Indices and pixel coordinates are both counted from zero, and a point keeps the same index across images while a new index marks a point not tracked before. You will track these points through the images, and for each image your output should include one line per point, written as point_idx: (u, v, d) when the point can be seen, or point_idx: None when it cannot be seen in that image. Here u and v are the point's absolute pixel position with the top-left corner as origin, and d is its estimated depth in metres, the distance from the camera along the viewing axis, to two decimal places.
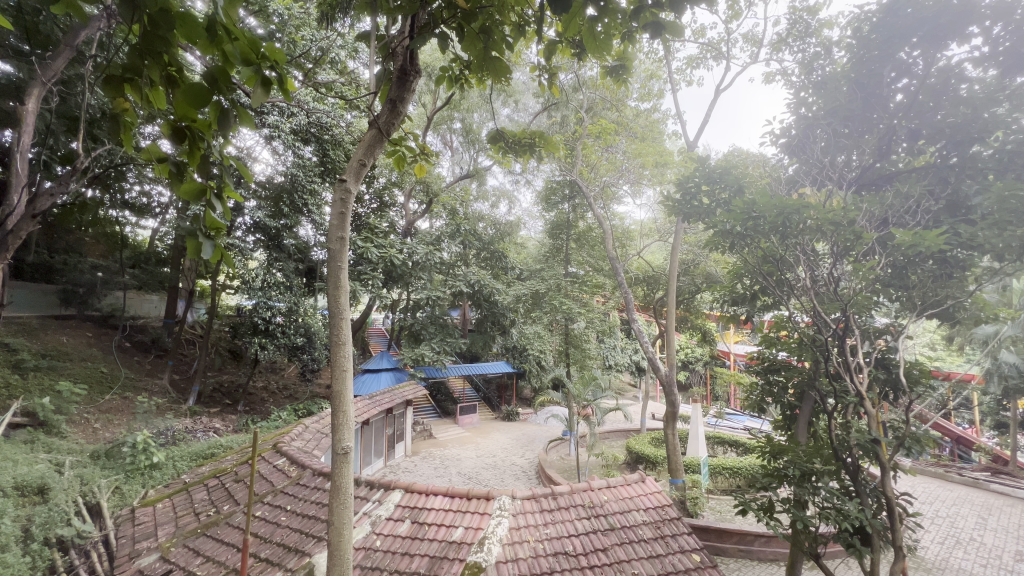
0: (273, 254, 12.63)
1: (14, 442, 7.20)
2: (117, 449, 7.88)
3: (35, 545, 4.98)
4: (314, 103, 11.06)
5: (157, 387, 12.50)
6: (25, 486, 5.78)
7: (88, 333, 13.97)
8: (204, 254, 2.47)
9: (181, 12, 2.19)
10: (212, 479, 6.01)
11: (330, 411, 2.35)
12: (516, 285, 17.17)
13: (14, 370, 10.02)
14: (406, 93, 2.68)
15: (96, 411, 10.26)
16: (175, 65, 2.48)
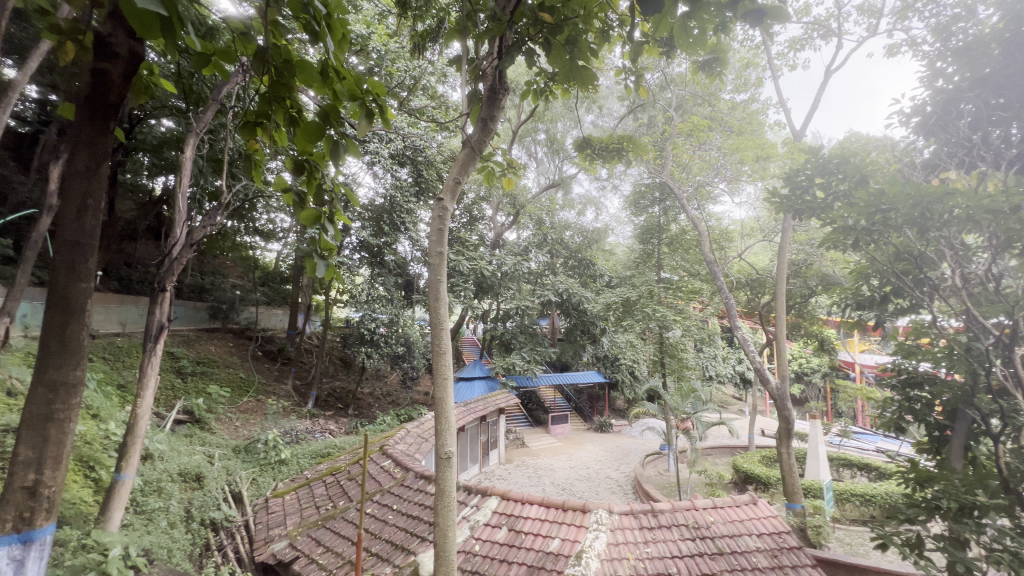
0: (376, 270, 13.73)
1: (179, 436, 8.58)
2: (254, 445, 9.05)
3: (195, 524, 5.86)
4: (409, 128, 11.90)
5: (283, 391, 14.13)
6: (187, 473, 6.84)
7: (230, 344, 16.23)
8: (319, 272, 2.80)
9: (299, 61, 2.50)
10: (329, 475, 6.63)
11: (433, 417, 2.47)
12: (606, 292, 16.86)
13: (177, 374, 11.97)
14: (496, 111, 2.79)
15: (238, 411, 11.81)
16: (295, 107, 2.83)
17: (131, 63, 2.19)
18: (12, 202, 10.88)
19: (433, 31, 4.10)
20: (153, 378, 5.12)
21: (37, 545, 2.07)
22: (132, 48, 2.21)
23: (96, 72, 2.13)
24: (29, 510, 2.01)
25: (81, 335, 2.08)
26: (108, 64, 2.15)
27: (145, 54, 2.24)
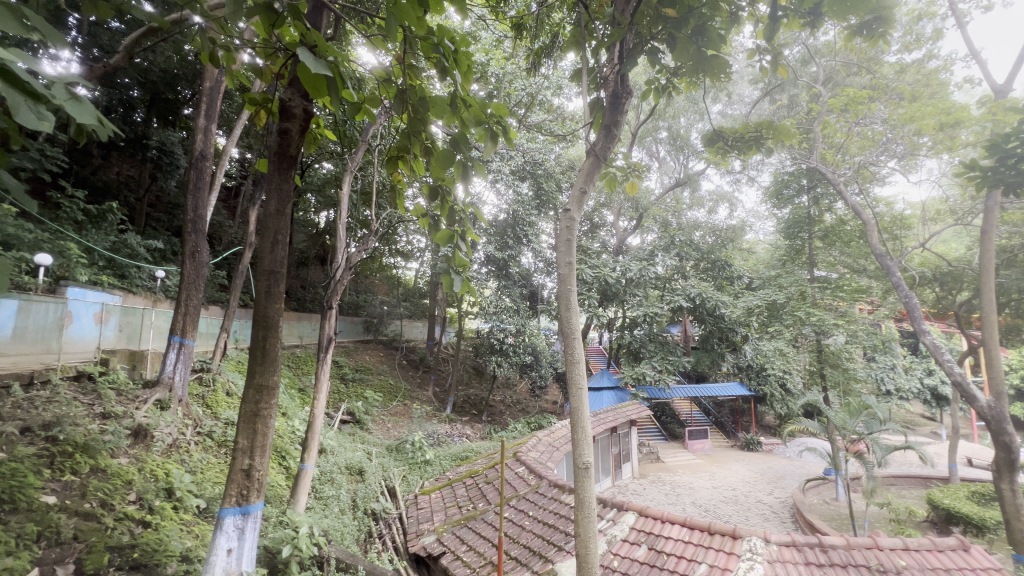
0: (503, 283, 14.37)
1: (344, 434, 9.89)
2: (403, 445, 10.07)
3: (360, 513, 6.67)
4: (528, 143, 12.30)
5: (425, 397, 15.47)
6: (352, 467, 7.85)
7: (381, 354, 18.35)
8: (455, 287, 3.05)
9: (432, 97, 2.79)
10: (468, 478, 7.06)
11: (569, 426, 2.50)
12: (746, 296, 15.32)
13: (341, 380, 13.90)
14: (619, 116, 2.75)
15: (389, 413, 13.20)
16: (429, 139, 3.15)
17: (304, 119, 2.68)
18: (225, 241, 13.78)
19: (548, 47, 4.20)
20: (325, 384, 5.99)
21: (253, 517, 2.53)
22: (305, 106, 2.69)
23: (281, 131, 2.63)
24: (247, 488, 2.49)
25: (276, 346, 2.55)
26: (288, 123, 2.65)
27: (313, 110, 2.71)
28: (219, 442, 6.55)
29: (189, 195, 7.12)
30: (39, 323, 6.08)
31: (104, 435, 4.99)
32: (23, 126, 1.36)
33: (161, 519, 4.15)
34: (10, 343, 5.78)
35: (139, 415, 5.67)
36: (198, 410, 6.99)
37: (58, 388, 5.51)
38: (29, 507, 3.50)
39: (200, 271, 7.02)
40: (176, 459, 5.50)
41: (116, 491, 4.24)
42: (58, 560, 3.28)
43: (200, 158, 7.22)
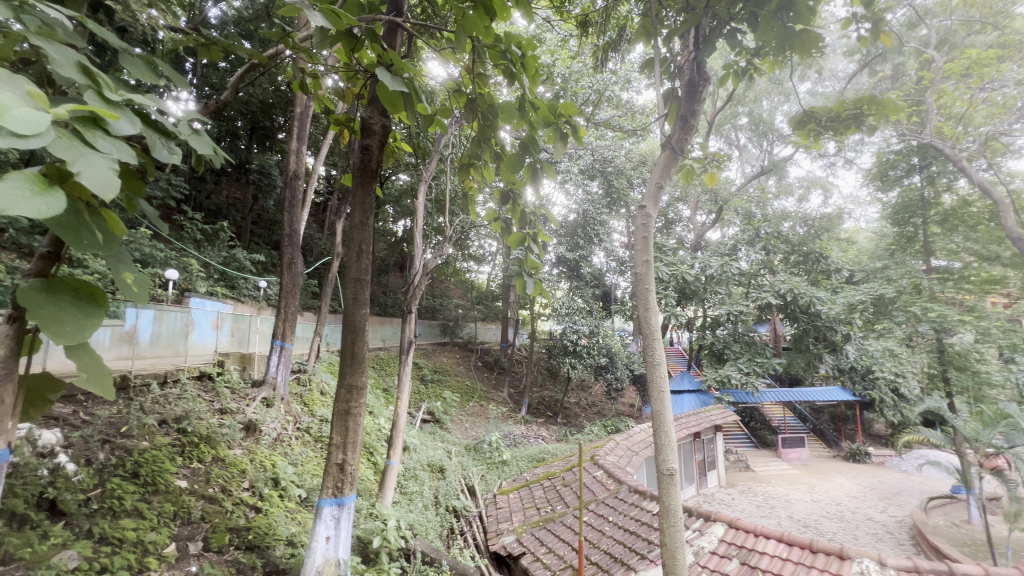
0: (575, 284, 14.24)
1: (425, 432, 10.32)
2: (481, 445, 10.29)
3: (442, 508, 6.89)
4: (597, 141, 12.11)
5: (501, 398, 15.75)
6: (433, 465, 8.14)
7: (458, 356, 18.95)
8: (527, 288, 3.08)
9: (501, 103, 2.84)
10: (546, 480, 7.07)
11: (652, 430, 2.40)
12: (846, 290, 13.87)
13: (422, 381, 14.56)
14: (696, 105, 2.63)
15: (466, 414, 13.56)
16: (498, 144, 3.22)
17: (383, 135, 2.87)
18: (317, 253, 15.01)
19: (615, 41, 4.09)
20: (407, 385, 6.29)
21: (347, 509, 2.72)
22: (383, 122, 2.88)
23: (363, 147, 2.84)
24: (342, 480, 2.70)
25: (363, 349, 2.75)
26: (369, 139, 2.85)
27: (391, 125, 2.89)
28: (316, 437, 7.14)
29: (286, 212, 7.85)
30: (172, 329, 6.94)
31: (222, 428, 5.61)
32: (161, 160, 1.60)
33: (271, 506, 4.61)
34: (151, 347, 6.60)
35: (249, 411, 6.33)
36: (297, 408, 7.66)
37: (185, 386, 6.31)
38: (166, 489, 4.04)
39: (296, 281, 7.70)
40: (281, 452, 6.07)
41: (233, 478, 4.76)
42: (189, 537, 3.74)
43: (294, 177, 7.92)
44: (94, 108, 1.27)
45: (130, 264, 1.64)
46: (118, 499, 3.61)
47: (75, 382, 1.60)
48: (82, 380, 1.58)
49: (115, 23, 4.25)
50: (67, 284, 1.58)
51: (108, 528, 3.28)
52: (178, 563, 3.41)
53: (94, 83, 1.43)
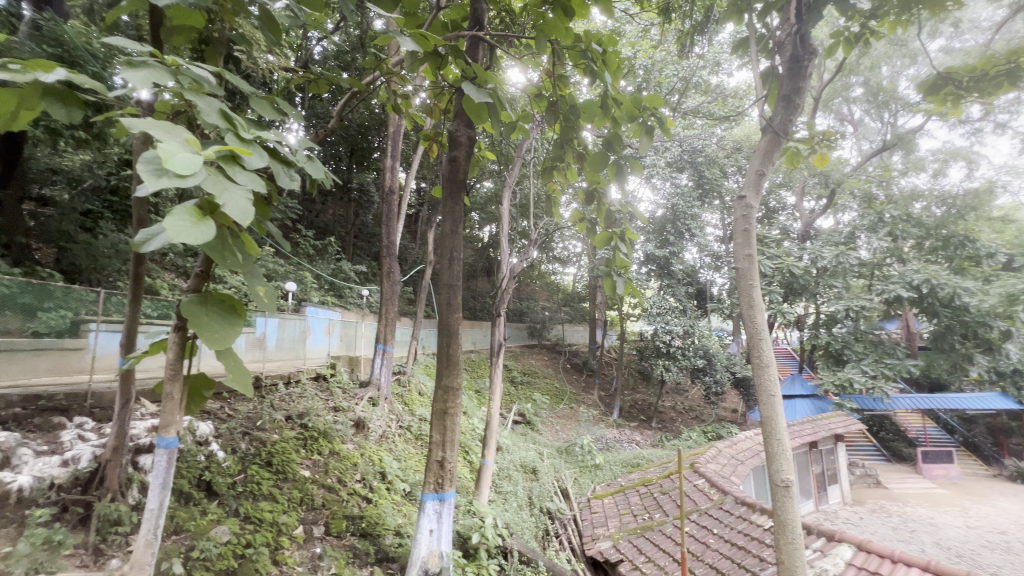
0: (666, 282, 13.63)
1: (517, 433, 10.48)
2: (573, 447, 10.21)
3: (536, 510, 6.93)
4: (685, 131, 11.50)
5: (591, 401, 15.50)
6: (526, 466, 8.22)
7: (546, 358, 19.04)
8: (617, 289, 2.99)
9: (582, 102, 2.82)
10: (642, 486, 6.87)
11: (762, 438, 2.24)
12: (1004, 279, 11.67)
13: (512, 383, 14.83)
14: (801, 83, 2.41)
15: (556, 416, 13.53)
16: (581, 145, 3.19)
17: (468, 145, 3.19)
18: (411, 261, 15.99)
19: (701, 23, 3.86)
20: (499, 386, 6.45)
21: (448, 504, 2.96)
22: (469, 134, 3.16)
23: (451, 160, 3.19)
24: (442, 476, 2.95)
25: (458, 352, 3.03)
26: (457, 151, 3.18)
27: (475, 136, 3.20)
28: (417, 435, 7.60)
29: (384, 225, 8.48)
30: (293, 335, 7.79)
31: (337, 424, 6.18)
32: (285, 186, 1.83)
33: (380, 497, 5.01)
34: (277, 351, 7.44)
35: (359, 409, 6.91)
36: (399, 407, 8.20)
37: (305, 385, 7.03)
38: (293, 477, 4.54)
39: (395, 288, 8.30)
40: (386, 447, 6.57)
41: (347, 470, 5.24)
42: (314, 521, 4.18)
43: (389, 192, 8.52)
44: (234, 147, 1.48)
45: (263, 279, 1.88)
46: (257, 484, 4.14)
47: (222, 382, 1.88)
48: (231, 379, 1.88)
49: (243, 71, 4.91)
50: (214, 298, 1.86)
51: (251, 509, 3.78)
52: (306, 543, 3.84)
53: (232, 125, 1.68)
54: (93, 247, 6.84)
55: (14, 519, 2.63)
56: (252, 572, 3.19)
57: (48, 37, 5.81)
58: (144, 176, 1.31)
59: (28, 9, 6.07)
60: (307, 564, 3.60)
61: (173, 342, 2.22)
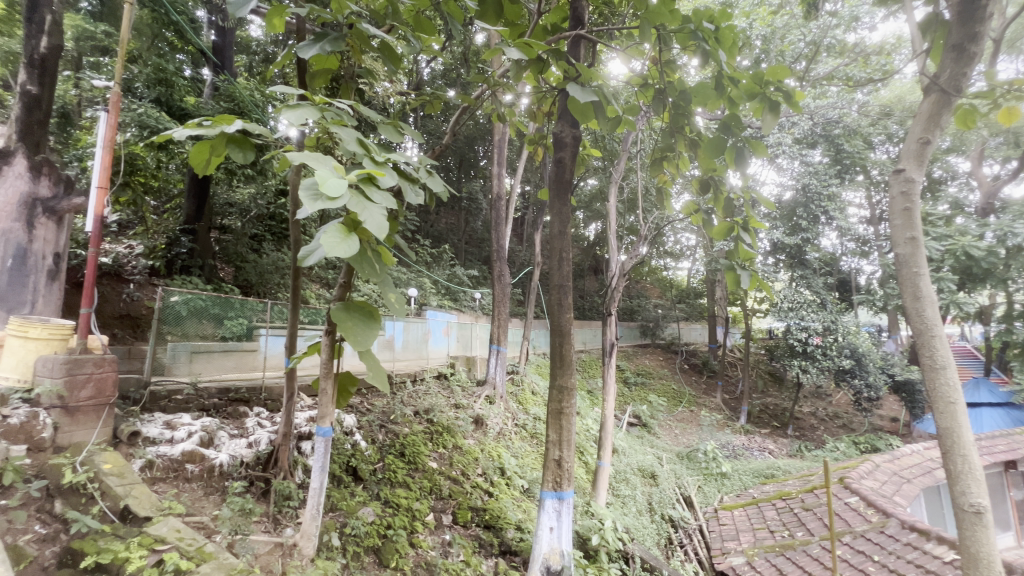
0: (798, 273, 12.17)
1: (633, 436, 10.15)
2: (695, 453, 9.59)
3: (657, 517, 6.64)
4: (817, 101, 10.16)
5: (714, 404, 14.39)
6: (644, 470, 7.91)
7: (661, 358, 18.15)
8: (742, 283, 2.74)
9: (694, 86, 2.66)
10: (779, 500, 6.21)
11: (941, 456, 1.89)
12: None
13: (625, 384, 14.41)
14: (979, 26, 1.99)
15: (675, 419, 12.80)
16: (694, 132, 3.00)
17: (573, 145, 3.30)
18: (519, 264, 16.39)
19: None
20: (613, 387, 6.30)
21: (566, 503, 3.13)
22: (574, 135, 3.27)
23: (556, 163, 3.30)
24: (560, 476, 3.14)
25: (570, 352, 3.23)
26: (562, 152, 3.32)
27: (580, 135, 3.30)
28: (532, 433, 7.78)
29: (493, 230, 8.83)
30: (417, 337, 8.46)
31: (459, 420, 6.58)
32: (411, 202, 2.01)
33: (501, 492, 5.26)
34: (404, 351, 8.11)
35: (477, 407, 7.27)
36: (514, 405, 8.45)
37: (429, 384, 7.58)
38: (423, 468, 4.93)
39: (505, 290, 8.59)
40: (504, 444, 6.84)
41: (470, 464, 5.56)
42: (442, 509, 4.50)
43: (497, 198, 8.85)
44: (371, 170, 1.67)
45: (395, 287, 2.09)
46: (393, 472, 4.58)
47: (363, 379, 2.13)
48: (371, 376, 2.13)
49: (369, 100, 5.47)
50: (355, 304, 2.11)
51: (390, 494, 4.18)
52: (436, 530, 4.18)
53: (367, 151, 1.89)
54: (260, 265, 8.15)
55: (218, 488, 3.23)
56: (394, 551, 3.56)
57: (223, 95, 7.09)
58: (304, 201, 1.53)
59: (209, 75, 7.48)
60: (439, 549, 3.92)
61: (324, 344, 2.61)
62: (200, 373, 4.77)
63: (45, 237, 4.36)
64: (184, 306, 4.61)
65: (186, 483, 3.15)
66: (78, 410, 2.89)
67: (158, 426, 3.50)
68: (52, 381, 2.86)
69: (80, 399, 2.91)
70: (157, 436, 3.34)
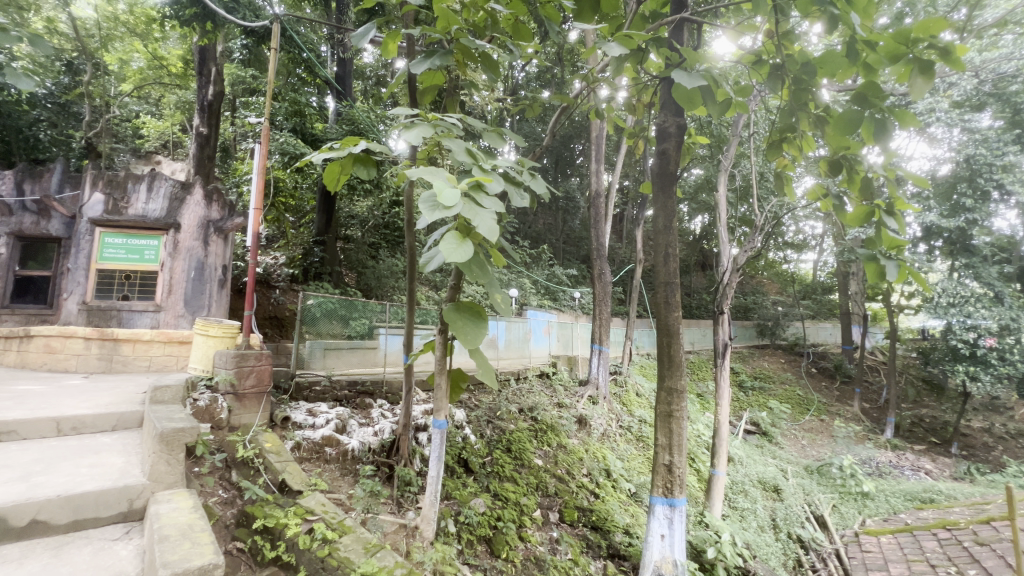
0: (961, 262, 10.21)
1: (751, 444, 9.33)
2: (828, 468, 8.50)
3: (783, 535, 6.02)
4: (984, 55, 8.43)
5: (850, 413, 12.65)
6: (765, 483, 7.23)
7: (782, 361, 16.42)
8: (888, 276, 2.35)
9: (819, 57, 2.36)
10: (941, 531, 5.26)
11: None
12: None
13: (740, 388, 13.32)
14: None
15: (802, 428, 11.47)
16: (822, 107, 2.67)
17: (678, 135, 3.17)
18: (618, 261, 15.99)
19: None
20: (726, 390, 5.86)
21: (679, 511, 3.00)
22: (678, 124, 3.16)
23: (659, 155, 3.22)
24: (671, 482, 3.01)
25: (679, 352, 3.09)
26: (666, 143, 3.20)
27: (685, 123, 3.15)
28: (637, 436, 7.56)
29: (593, 228, 8.71)
30: (520, 336, 8.65)
31: (562, 419, 6.60)
32: (516, 205, 2.10)
33: (606, 494, 5.20)
34: (508, 350, 8.33)
35: (580, 407, 7.22)
36: (618, 406, 8.26)
37: (532, 382, 7.71)
38: (529, 464, 5.04)
39: (606, 289, 8.42)
40: (609, 446, 6.73)
41: (575, 464, 5.56)
42: (549, 507, 4.55)
43: (596, 195, 8.70)
44: (480, 178, 1.77)
45: (501, 287, 2.17)
46: (502, 466, 4.75)
47: (474, 375, 2.26)
48: (482, 373, 2.25)
49: (470, 110, 5.72)
50: (465, 305, 2.23)
51: (499, 488, 4.34)
52: (544, 526, 4.24)
53: (474, 160, 2.00)
54: (378, 270, 8.97)
55: (351, 470, 3.62)
56: (503, 543, 3.69)
57: (345, 119, 7.89)
58: (423, 211, 1.66)
59: (333, 102, 8.37)
60: (547, 545, 3.99)
61: (437, 342, 2.80)
62: (333, 367, 5.32)
63: (216, 252, 5.25)
64: (319, 309, 5.13)
65: (326, 463, 3.57)
66: (245, 396, 3.46)
67: (303, 412, 4.00)
68: (226, 372, 3.47)
69: (247, 386, 3.48)
70: (303, 421, 3.81)
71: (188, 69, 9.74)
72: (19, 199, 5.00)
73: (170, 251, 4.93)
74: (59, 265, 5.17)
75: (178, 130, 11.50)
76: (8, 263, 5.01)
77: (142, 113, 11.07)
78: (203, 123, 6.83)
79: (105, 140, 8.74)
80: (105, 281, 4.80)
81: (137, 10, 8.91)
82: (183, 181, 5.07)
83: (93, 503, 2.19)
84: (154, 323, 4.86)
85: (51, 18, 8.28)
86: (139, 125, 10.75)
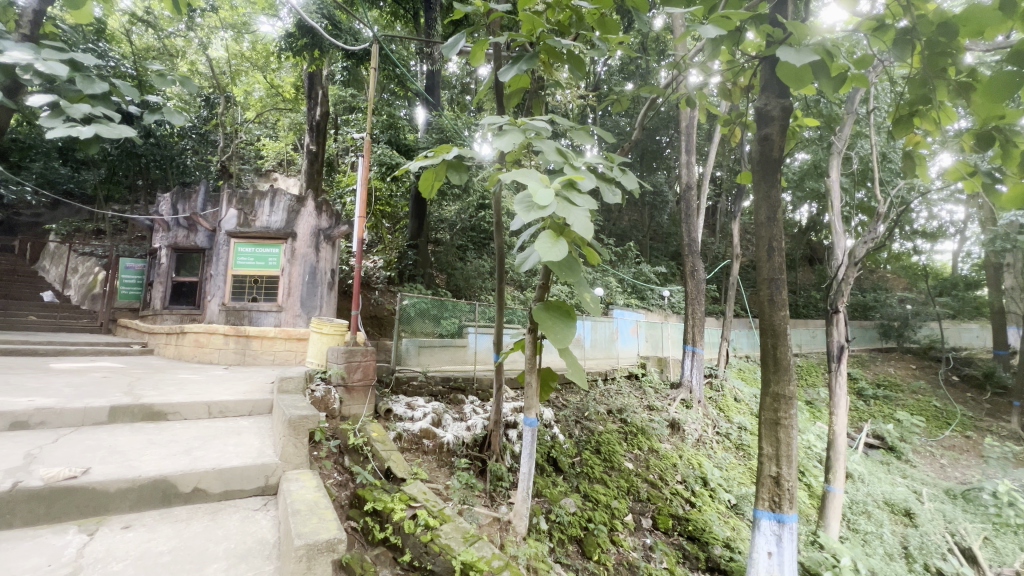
0: None
1: (873, 460, 8.25)
2: (976, 493, 7.25)
3: (918, 566, 5.25)
4: None
5: (1006, 431, 10.67)
6: (894, 505, 6.37)
7: (913, 368, 14.33)
8: None
9: (962, 13, 2.00)
10: None
11: None
12: None
13: (859, 396, 11.87)
14: None
15: (941, 445, 9.92)
16: (966, 71, 2.27)
17: (782, 117, 2.89)
18: (711, 257, 15.05)
19: None
20: (844, 398, 5.23)
21: (789, 528, 2.76)
22: (783, 105, 2.88)
23: (762, 140, 2.97)
24: (779, 496, 2.77)
25: (787, 355, 2.83)
26: (768, 128, 2.94)
27: (791, 104, 2.87)
28: (737, 444, 7.05)
29: (684, 223, 8.26)
30: (606, 337, 8.47)
31: (653, 422, 6.37)
32: (608, 202, 2.06)
33: (703, 504, 4.91)
34: (594, 350, 8.21)
35: (672, 410, 6.90)
36: (714, 412, 7.77)
37: (621, 382, 7.53)
38: (619, 467, 4.92)
39: (700, 287, 7.96)
40: (705, 453, 6.36)
41: (668, 469, 5.34)
42: (641, 512, 4.42)
43: (687, 188, 8.26)
44: (572, 176, 1.78)
45: (590, 287, 2.15)
46: (591, 467, 4.69)
47: (564, 374, 2.26)
48: (572, 372, 2.25)
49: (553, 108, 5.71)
50: (554, 304, 2.24)
51: (589, 489, 4.28)
52: (636, 531, 4.13)
53: (565, 159, 2.00)
54: (465, 271, 9.32)
55: (447, 461, 3.81)
56: (595, 544, 3.65)
57: (435, 129, 8.29)
58: (518, 212, 1.69)
59: (423, 113, 8.83)
60: (640, 551, 3.88)
61: (527, 342, 2.84)
62: (427, 364, 5.61)
63: (326, 257, 5.79)
64: (413, 308, 5.45)
65: (424, 454, 3.79)
66: (353, 388, 3.77)
67: (402, 405, 4.26)
68: (337, 365, 3.80)
69: (355, 379, 3.79)
70: (403, 413, 4.08)
71: (298, 94, 10.88)
72: (174, 217, 5.96)
73: (288, 257, 5.54)
74: (204, 272, 6.03)
75: (291, 149, 12.87)
76: (167, 271, 6.02)
77: (262, 137, 12.55)
78: (313, 141, 7.58)
79: (235, 163, 10.05)
80: (238, 285, 5.51)
81: (257, 47, 10.12)
82: (298, 195, 5.67)
83: (238, 477, 2.53)
84: (277, 321, 5.47)
85: (193, 61, 9.70)
86: (260, 147, 12.18)
